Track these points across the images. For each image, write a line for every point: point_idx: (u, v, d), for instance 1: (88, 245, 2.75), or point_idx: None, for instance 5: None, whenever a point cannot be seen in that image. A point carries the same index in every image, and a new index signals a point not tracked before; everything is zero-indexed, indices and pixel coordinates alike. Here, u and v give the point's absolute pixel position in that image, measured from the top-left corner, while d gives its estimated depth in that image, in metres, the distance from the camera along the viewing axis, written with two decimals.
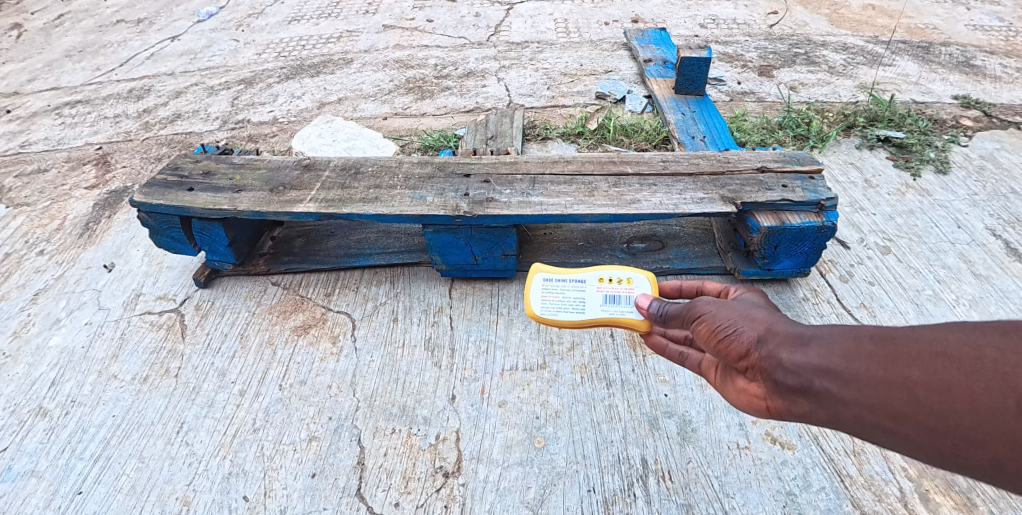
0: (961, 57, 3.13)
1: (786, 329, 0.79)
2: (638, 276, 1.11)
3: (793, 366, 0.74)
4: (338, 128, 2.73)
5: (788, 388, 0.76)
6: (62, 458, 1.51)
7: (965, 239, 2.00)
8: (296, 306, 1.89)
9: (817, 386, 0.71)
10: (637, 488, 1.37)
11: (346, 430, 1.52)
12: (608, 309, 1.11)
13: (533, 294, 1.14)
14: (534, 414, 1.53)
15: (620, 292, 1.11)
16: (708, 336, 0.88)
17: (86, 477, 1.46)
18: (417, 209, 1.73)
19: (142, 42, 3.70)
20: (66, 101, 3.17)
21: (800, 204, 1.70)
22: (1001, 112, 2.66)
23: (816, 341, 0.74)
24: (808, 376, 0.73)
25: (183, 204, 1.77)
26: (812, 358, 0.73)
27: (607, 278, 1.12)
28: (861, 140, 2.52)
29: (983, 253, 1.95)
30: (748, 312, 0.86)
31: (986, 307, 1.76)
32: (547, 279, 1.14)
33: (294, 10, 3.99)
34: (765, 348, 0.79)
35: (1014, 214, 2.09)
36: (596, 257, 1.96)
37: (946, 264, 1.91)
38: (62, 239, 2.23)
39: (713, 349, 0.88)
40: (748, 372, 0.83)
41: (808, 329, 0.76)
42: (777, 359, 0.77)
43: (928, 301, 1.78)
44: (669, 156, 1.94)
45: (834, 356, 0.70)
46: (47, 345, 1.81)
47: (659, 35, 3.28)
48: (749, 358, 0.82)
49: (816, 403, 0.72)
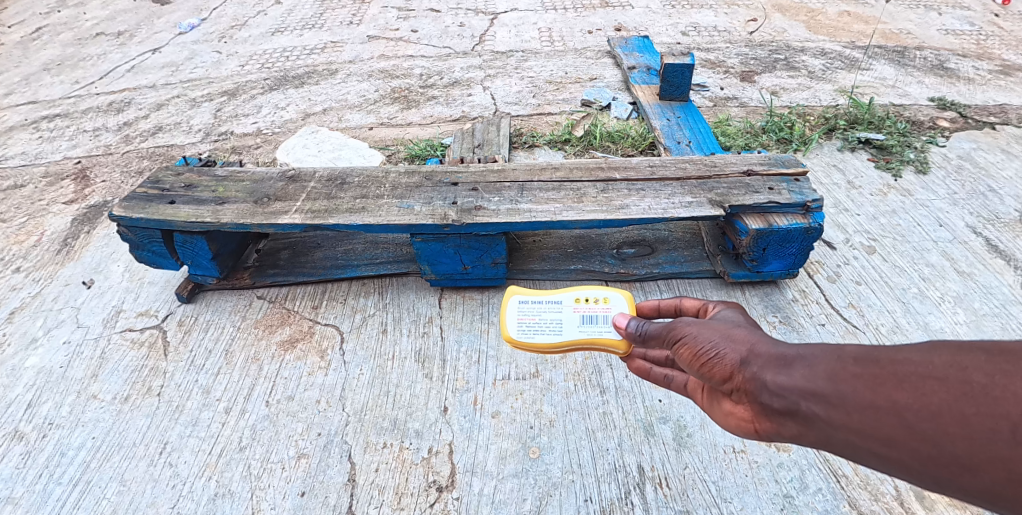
0: (935, 61, 3.21)
1: (768, 349, 0.78)
2: (614, 296, 1.11)
3: (778, 389, 0.73)
4: (323, 138, 2.71)
5: (775, 410, 0.74)
6: (39, 483, 1.46)
7: (947, 237, 2.04)
8: (282, 319, 1.86)
9: (805, 409, 0.70)
10: (634, 496, 1.35)
11: (336, 446, 1.49)
12: (586, 329, 1.08)
13: (510, 317, 1.12)
14: (528, 424, 1.52)
15: (596, 312, 1.10)
16: (691, 358, 0.86)
17: (65, 502, 1.42)
18: (405, 219, 1.71)
19: (123, 55, 3.65)
20: (44, 114, 3.11)
21: (786, 206, 1.72)
22: (976, 113, 2.72)
23: (800, 362, 0.72)
24: (794, 399, 0.71)
25: (165, 218, 1.74)
26: (797, 380, 0.71)
27: (583, 298, 1.11)
28: (842, 142, 2.56)
29: (966, 251, 1.98)
30: (728, 332, 0.84)
31: (971, 304, 1.78)
32: (523, 302, 1.13)
33: (278, 21, 3.97)
34: (749, 370, 0.78)
35: (993, 212, 2.14)
36: (586, 263, 1.96)
37: (930, 262, 1.94)
38: (40, 256, 2.17)
39: (697, 371, 0.86)
40: (734, 394, 0.81)
41: (791, 350, 0.75)
42: (762, 381, 0.75)
43: (914, 299, 1.80)
44: (656, 162, 1.95)
45: (818, 379, 0.69)
46: (24, 365, 1.76)
47: (642, 43, 3.32)
48: (733, 380, 0.80)
49: (805, 425, 0.71)
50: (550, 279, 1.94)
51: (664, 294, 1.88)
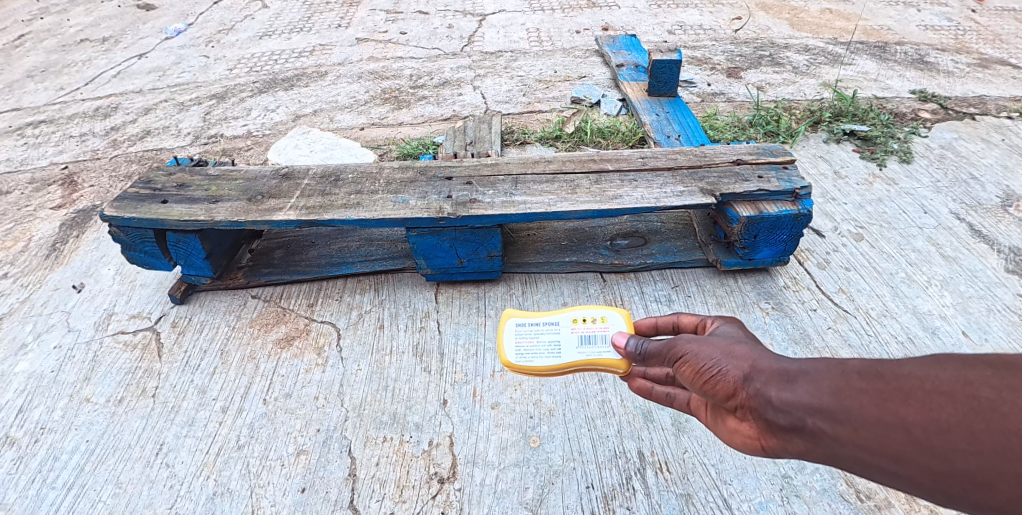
0: (915, 55, 3.27)
1: (771, 364, 0.77)
2: (611, 315, 1.15)
3: (783, 405, 0.72)
4: (315, 139, 2.72)
5: (780, 427, 0.73)
6: (32, 488, 1.48)
7: (931, 224, 2.11)
8: (278, 318, 1.89)
9: (811, 425, 0.69)
10: (636, 481, 1.41)
11: (335, 441, 1.53)
12: (585, 350, 1.12)
13: (507, 342, 1.15)
14: (528, 414, 1.57)
15: (594, 332, 1.14)
16: (694, 376, 0.85)
17: (60, 506, 1.44)
18: (401, 213, 1.74)
19: (108, 60, 3.62)
20: (28, 121, 3.08)
21: (775, 194, 1.77)
22: (956, 105, 2.79)
23: (804, 377, 0.72)
24: (799, 415, 0.70)
25: (157, 217, 1.75)
26: (802, 396, 0.71)
27: (580, 319, 1.16)
28: (828, 134, 2.62)
29: (950, 236, 2.05)
30: (730, 349, 0.84)
31: (957, 287, 1.86)
32: (519, 325, 1.17)
33: (265, 25, 3.94)
34: (753, 386, 0.77)
35: (975, 199, 2.21)
36: (580, 255, 2.01)
37: (916, 248, 2.01)
38: (28, 261, 2.18)
39: (699, 389, 0.85)
40: (738, 411, 0.80)
41: (794, 365, 0.75)
42: (766, 397, 0.75)
43: (902, 283, 1.88)
44: (647, 153, 1.99)
45: (823, 394, 0.68)
46: (13, 370, 1.77)
47: (630, 41, 3.35)
48: (736, 397, 0.79)
49: (811, 442, 0.70)
50: (545, 271, 1.99)
51: (657, 283, 1.93)
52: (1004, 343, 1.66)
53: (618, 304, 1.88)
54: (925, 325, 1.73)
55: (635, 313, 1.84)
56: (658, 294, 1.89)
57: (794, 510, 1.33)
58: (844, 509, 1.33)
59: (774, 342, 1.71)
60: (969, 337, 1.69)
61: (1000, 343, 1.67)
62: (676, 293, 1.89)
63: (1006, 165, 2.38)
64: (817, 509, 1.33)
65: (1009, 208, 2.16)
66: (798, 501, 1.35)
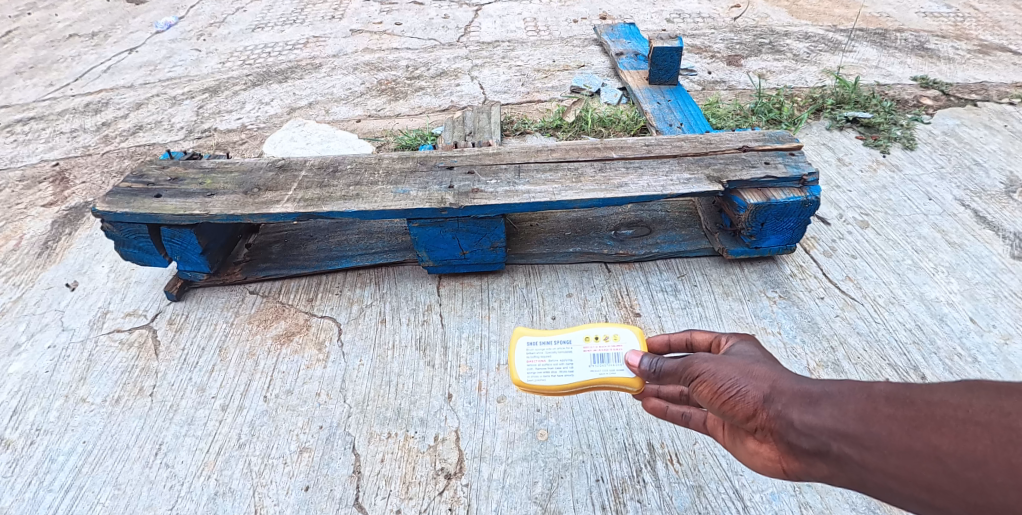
0: (915, 42, 3.25)
1: (792, 386, 0.77)
2: (624, 333, 1.14)
3: (805, 428, 0.71)
4: (311, 131, 2.68)
5: (804, 450, 0.72)
6: (28, 491, 1.47)
7: (936, 210, 2.10)
8: (277, 314, 1.87)
9: (836, 450, 0.68)
10: (646, 474, 1.41)
11: (339, 438, 1.52)
12: (597, 369, 1.11)
13: (519, 361, 1.14)
14: (535, 407, 1.56)
15: (607, 351, 1.13)
16: (711, 396, 0.85)
17: (57, 509, 1.42)
18: (402, 203, 1.72)
19: (98, 55, 3.56)
20: (17, 118, 3.02)
21: (782, 180, 1.76)
22: (957, 91, 2.77)
23: (827, 400, 0.71)
24: (823, 439, 0.69)
25: (151, 211, 1.72)
26: (825, 419, 0.70)
27: (593, 337, 1.15)
28: (831, 121, 2.60)
29: (955, 223, 2.05)
30: (748, 369, 0.84)
31: (963, 273, 1.85)
32: (531, 344, 1.16)
33: (258, 17, 3.88)
34: (773, 408, 0.76)
35: (979, 185, 2.20)
36: (584, 246, 2.00)
37: (922, 235, 2.00)
38: (19, 260, 2.14)
39: (718, 409, 0.85)
40: (758, 433, 0.79)
41: (816, 387, 0.74)
42: (788, 419, 0.74)
43: (908, 270, 1.87)
44: (651, 141, 1.97)
45: (848, 419, 0.67)
46: (7, 371, 1.75)
47: (629, 29, 3.32)
48: (757, 418, 0.79)
49: (836, 467, 0.69)
50: (549, 262, 1.98)
51: (662, 274, 1.92)
52: (1012, 329, 1.66)
53: (622, 295, 1.87)
54: (932, 312, 1.73)
55: (640, 303, 1.83)
56: (664, 283, 1.89)
57: (807, 500, 1.34)
58: (856, 498, 1.33)
59: (782, 331, 1.70)
60: (977, 324, 1.69)
61: (1008, 329, 1.67)
62: (682, 283, 1.88)
63: (1008, 151, 2.37)
64: (828, 499, 1.34)
65: (1012, 194, 2.15)
66: (810, 491, 1.35)
